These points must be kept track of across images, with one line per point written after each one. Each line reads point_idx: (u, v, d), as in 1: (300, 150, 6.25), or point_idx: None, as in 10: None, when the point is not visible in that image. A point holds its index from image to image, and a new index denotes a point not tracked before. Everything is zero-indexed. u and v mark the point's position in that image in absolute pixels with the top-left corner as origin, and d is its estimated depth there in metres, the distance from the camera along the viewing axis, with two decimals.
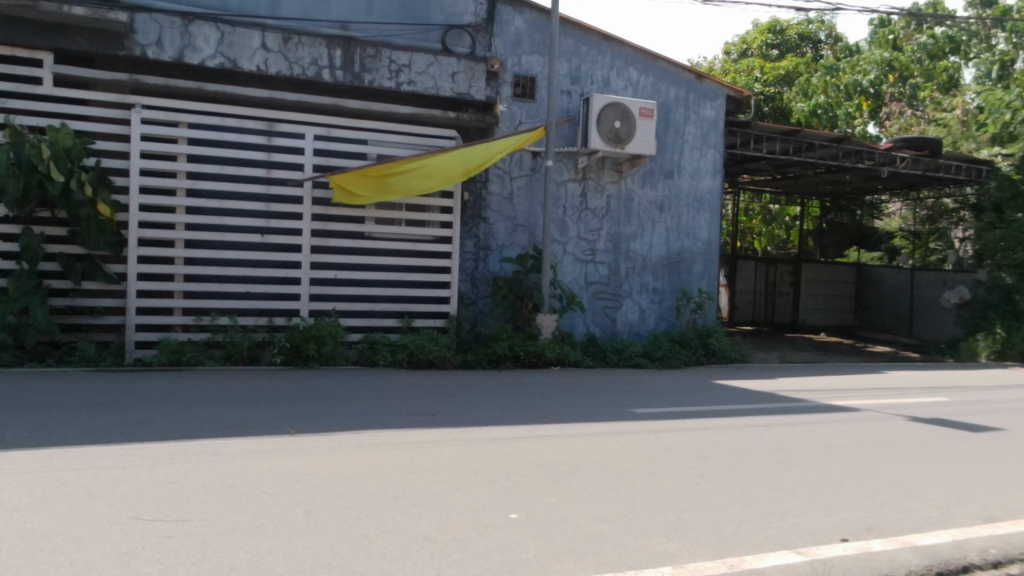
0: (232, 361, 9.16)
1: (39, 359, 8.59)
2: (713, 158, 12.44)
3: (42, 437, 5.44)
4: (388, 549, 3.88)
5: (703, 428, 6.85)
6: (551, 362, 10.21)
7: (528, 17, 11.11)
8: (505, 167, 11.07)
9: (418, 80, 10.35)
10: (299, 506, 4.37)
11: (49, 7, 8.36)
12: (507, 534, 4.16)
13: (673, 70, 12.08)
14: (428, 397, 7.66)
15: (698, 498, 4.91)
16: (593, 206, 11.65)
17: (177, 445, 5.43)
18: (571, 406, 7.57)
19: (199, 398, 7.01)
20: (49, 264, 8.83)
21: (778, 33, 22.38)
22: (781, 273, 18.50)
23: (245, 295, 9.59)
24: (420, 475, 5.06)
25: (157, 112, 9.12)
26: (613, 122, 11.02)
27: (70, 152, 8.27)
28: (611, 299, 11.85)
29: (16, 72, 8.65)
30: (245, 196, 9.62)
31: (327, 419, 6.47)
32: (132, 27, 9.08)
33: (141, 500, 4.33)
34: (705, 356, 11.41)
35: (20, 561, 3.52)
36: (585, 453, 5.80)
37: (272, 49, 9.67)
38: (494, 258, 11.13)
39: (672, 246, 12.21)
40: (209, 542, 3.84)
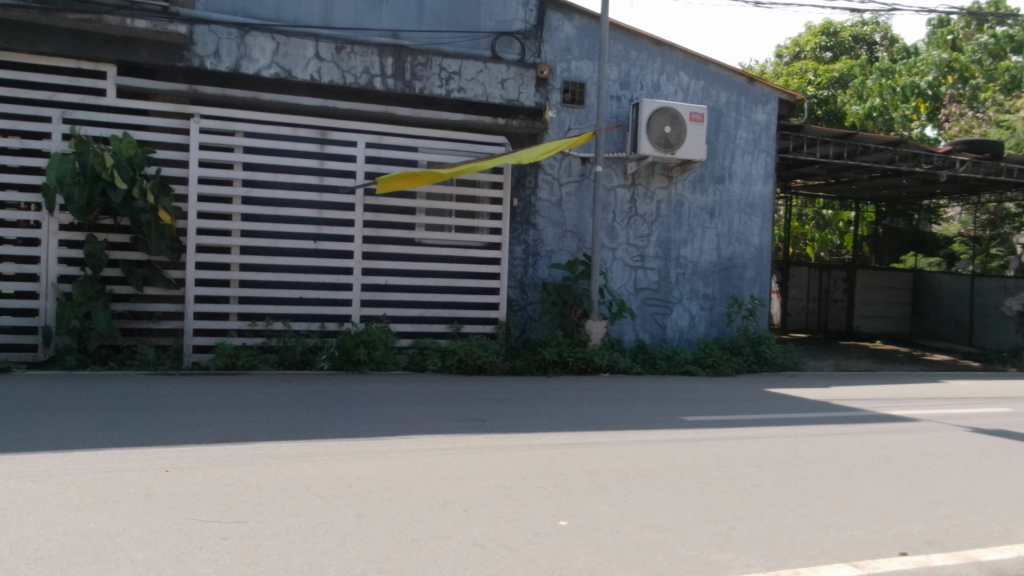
0: (286, 366, 9.31)
1: (102, 362, 8.82)
2: (765, 162, 12.26)
3: (104, 438, 5.61)
4: (439, 554, 3.90)
5: (756, 437, 6.74)
6: (600, 368, 10.16)
7: (578, 24, 11.12)
8: (554, 172, 11.07)
9: (468, 87, 10.41)
10: (351, 510, 4.42)
11: (112, 21, 8.63)
12: (556, 542, 4.15)
13: (723, 74, 11.96)
14: (477, 403, 7.69)
15: (751, 509, 4.83)
16: (643, 212, 11.58)
17: (233, 447, 5.55)
18: (620, 413, 7.53)
19: (253, 402, 7.15)
20: (112, 270, 9.06)
21: (832, 35, 22.08)
22: (835, 279, 18.17)
23: (298, 301, 9.73)
24: (470, 480, 5.08)
25: (214, 121, 9.33)
26: (664, 126, 10.96)
27: (132, 160, 8.53)
28: (661, 305, 11.75)
29: (81, 84, 8.95)
30: (298, 203, 9.78)
31: (378, 423, 6.55)
32: (191, 39, 9.31)
33: (198, 501, 4.43)
34: (757, 364, 11.23)
35: (84, 558, 3.63)
36: (636, 461, 5.76)
37: (325, 58, 9.82)
38: (543, 263, 11.13)
39: (723, 252, 12.07)
40: (263, 544, 3.90)
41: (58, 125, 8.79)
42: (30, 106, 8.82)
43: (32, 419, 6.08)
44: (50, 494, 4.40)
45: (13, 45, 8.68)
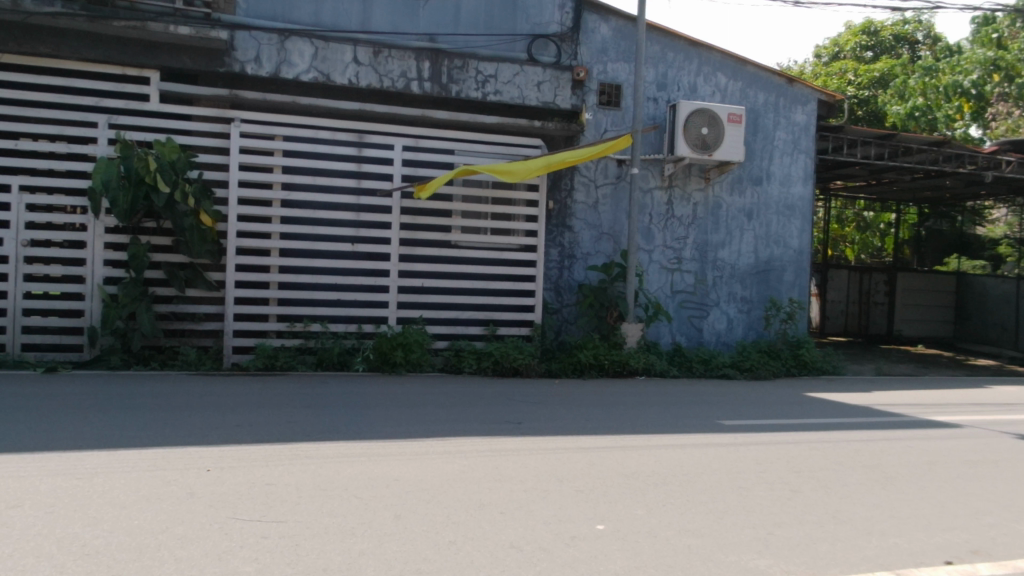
0: (323, 367, 9.40)
1: (144, 362, 8.98)
2: (804, 163, 12.10)
3: (148, 437, 5.72)
4: (476, 556, 3.91)
5: (795, 442, 6.64)
6: (636, 371, 10.11)
7: (615, 25, 11.07)
8: (590, 175, 11.04)
9: (504, 90, 10.44)
10: (389, 511, 4.44)
11: (156, 27, 8.78)
12: (593, 546, 4.13)
13: (762, 75, 11.83)
14: (513, 405, 7.70)
15: (789, 515, 4.76)
16: (680, 214, 11.51)
17: (273, 447, 5.63)
18: (657, 416, 7.48)
19: (292, 403, 7.22)
20: (155, 272, 9.22)
21: (872, 34, 21.79)
22: (876, 282, 17.89)
23: (336, 303, 9.83)
24: (507, 483, 5.08)
25: (254, 126, 9.47)
26: (702, 129, 10.88)
27: (175, 165, 8.62)
28: (698, 308, 11.65)
29: (126, 89, 9.14)
30: (336, 206, 9.87)
31: (414, 424, 6.58)
32: (232, 44, 9.45)
33: (239, 500, 4.49)
34: (796, 367, 11.07)
35: (128, 556, 3.69)
36: (673, 465, 5.71)
37: (363, 63, 9.92)
38: (579, 266, 11.10)
39: (761, 254, 11.93)
40: (302, 543, 3.94)
41: (104, 130, 9.01)
42: (77, 112, 9.02)
43: (79, 419, 6.19)
44: (96, 491, 4.50)
45: (61, 52, 8.88)
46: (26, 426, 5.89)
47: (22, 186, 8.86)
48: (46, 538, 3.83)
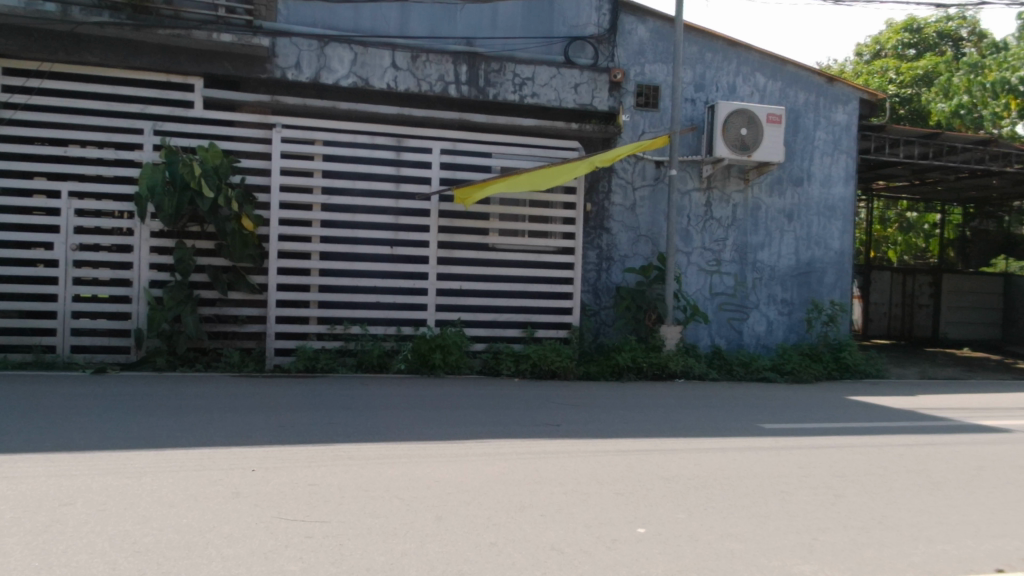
0: (363, 370, 9.50)
1: (189, 364, 9.16)
2: (846, 164, 11.93)
3: (194, 437, 5.82)
4: (518, 558, 3.92)
5: (838, 446, 6.55)
6: (675, 374, 10.04)
7: (652, 26, 11.02)
8: (628, 176, 11.00)
9: (541, 92, 10.42)
10: (430, 513, 4.47)
11: (201, 35, 8.92)
12: (635, 549, 4.11)
13: (802, 74, 11.70)
14: (551, 408, 7.69)
15: (833, 520, 4.69)
16: (719, 215, 11.41)
17: (315, 448, 5.71)
18: (697, 419, 7.44)
19: (333, 404, 7.30)
20: (199, 276, 9.40)
21: (915, 32, 21.41)
22: (920, 283, 17.53)
23: (375, 305, 9.92)
24: (547, 485, 5.09)
25: (295, 131, 9.62)
26: (741, 129, 10.79)
27: (217, 170, 8.79)
28: (738, 310, 11.54)
29: (172, 96, 9.32)
30: (375, 210, 9.97)
31: (454, 426, 6.62)
32: (273, 51, 9.57)
33: (283, 500, 4.55)
34: (838, 371, 10.90)
35: (178, 553, 3.76)
36: (713, 468, 5.67)
37: (401, 68, 9.99)
38: (616, 268, 11.05)
39: (802, 256, 11.78)
40: (346, 543, 3.98)
41: (149, 137, 9.23)
42: (124, 119, 9.23)
43: (126, 419, 6.32)
44: (146, 490, 4.60)
45: (109, 60, 9.07)
46: (79, 425, 6.05)
47: (71, 192, 9.08)
48: (98, 536, 3.92)
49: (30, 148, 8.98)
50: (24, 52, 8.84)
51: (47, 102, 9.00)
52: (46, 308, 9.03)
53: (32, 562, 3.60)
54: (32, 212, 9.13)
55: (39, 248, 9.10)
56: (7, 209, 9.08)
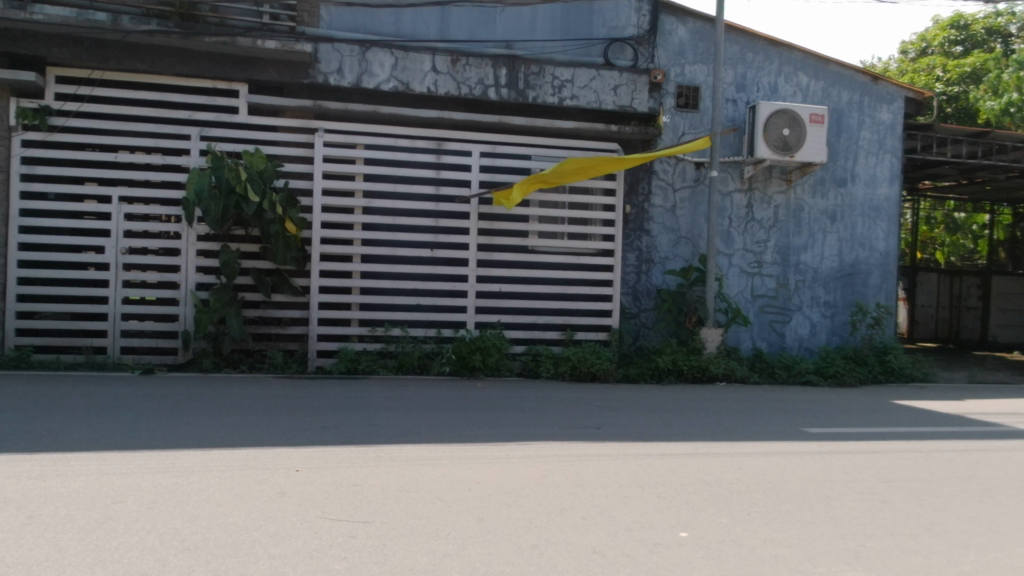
0: (404, 371, 9.56)
1: (234, 365, 9.34)
2: (891, 163, 11.71)
3: (240, 437, 5.93)
4: (560, 560, 3.92)
5: (885, 451, 6.42)
6: (716, 377, 9.93)
7: (693, 27, 10.95)
8: (668, 178, 10.94)
9: (581, 94, 10.40)
10: (472, 514, 4.49)
11: (245, 42, 9.03)
12: (677, 553, 4.09)
13: (845, 73, 11.52)
14: (591, 410, 7.67)
15: (880, 526, 4.61)
16: (761, 217, 11.29)
17: (357, 448, 5.76)
18: (740, 422, 7.38)
19: (375, 406, 7.38)
20: (244, 278, 9.56)
21: (962, 28, 20.97)
22: (967, 285, 17.15)
23: (416, 307, 10.01)
24: (588, 488, 5.08)
25: (337, 135, 9.75)
26: (783, 129, 10.66)
27: (262, 174, 8.93)
28: (780, 313, 11.41)
29: (217, 102, 9.50)
30: (416, 213, 10.06)
31: (495, 428, 6.65)
32: (316, 57, 9.69)
33: (327, 500, 4.60)
34: (883, 374, 10.72)
35: (225, 552, 3.82)
36: (757, 472, 5.61)
37: (441, 71, 10.06)
38: (656, 270, 10.98)
39: (846, 257, 11.59)
40: (389, 543, 4.02)
41: (196, 142, 9.43)
42: (171, 125, 9.43)
43: (173, 419, 6.46)
44: (194, 489, 4.68)
45: (157, 68, 9.26)
46: (129, 425, 6.19)
47: (121, 197, 9.31)
48: (149, 533, 4.01)
49: (82, 154, 9.22)
50: (76, 60, 9.05)
51: (99, 109, 9.23)
52: (96, 310, 9.25)
53: (86, 558, 3.70)
54: (83, 216, 9.36)
55: (90, 252, 9.33)
56: (59, 213, 9.33)
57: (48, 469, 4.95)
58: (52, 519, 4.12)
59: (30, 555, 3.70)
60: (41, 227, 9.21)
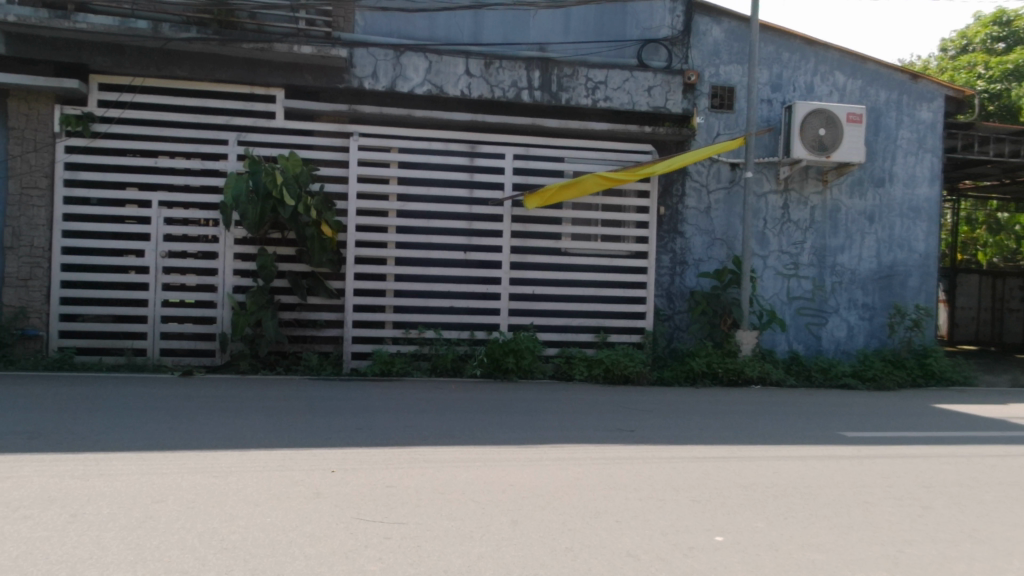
0: (437, 373, 9.61)
1: (271, 367, 9.45)
2: (931, 163, 11.51)
3: (277, 438, 6.01)
4: (594, 563, 3.91)
5: (925, 456, 6.31)
6: (752, 380, 9.82)
7: (727, 27, 10.86)
8: (702, 179, 10.85)
9: (614, 96, 10.37)
10: (506, 516, 4.49)
11: (282, 48, 9.14)
12: (713, 557, 4.06)
13: (883, 72, 11.35)
14: (625, 413, 7.64)
15: (922, 532, 4.54)
16: (796, 218, 11.16)
17: (392, 450, 5.79)
18: (776, 426, 7.29)
19: (409, 407, 7.42)
20: (280, 281, 9.67)
21: (1005, 25, 20.52)
22: (1010, 287, 16.84)
23: (449, 310, 10.05)
24: (622, 491, 5.06)
25: (371, 139, 9.83)
26: (819, 129, 10.54)
27: (298, 178, 9.00)
28: (817, 315, 11.27)
29: (255, 107, 9.64)
30: (450, 216, 10.11)
31: (529, 430, 6.66)
32: (351, 61, 9.80)
33: (361, 501, 4.64)
34: (923, 377, 10.52)
35: (263, 551, 3.87)
36: (794, 477, 5.54)
37: (475, 74, 10.10)
38: (690, 272, 10.90)
39: (884, 258, 11.41)
40: (424, 544, 4.05)
41: (234, 147, 9.57)
42: (210, 130, 9.58)
43: (212, 419, 6.56)
44: (231, 489, 4.74)
45: (196, 74, 9.42)
46: (169, 426, 6.29)
47: (162, 202, 9.47)
48: (188, 532, 4.07)
49: (123, 159, 9.40)
50: (118, 68, 9.25)
51: (140, 115, 9.41)
52: (137, 312, 9.43)
53: (128, 556, 3.76)
54: (125, 220, 9.54)
55: (131, 255, 9.50)
56: (102, 218, 9.52)
57: (91, 468, 5.05)
58: (95, 518, 4.21)
59: (75, 552, 3.78)
60: (84, 231, 9.41)
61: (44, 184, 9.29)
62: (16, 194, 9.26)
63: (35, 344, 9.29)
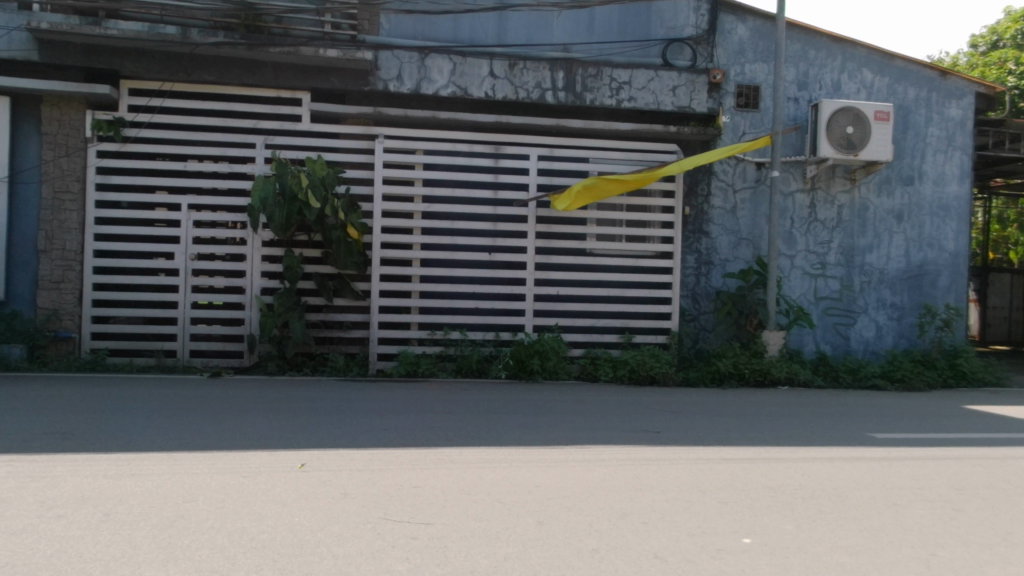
0: (463, 374, 9.64)
1: (298, 368, 9.53)
2: (961, 161, 11.35)
3: (305, 438, 6.06)
4: (620, 564, 3.91)
5: (957, 458, 6.23)
6: (779, 381, 9.74)
7: (752, 25, 10.79)
8: (728, 179, 10.79)
9: (639, 96, 10.33)
10: (532, 517, 4.50)
11: (308, 52, 9.20)
12: (741, 559, 4.03)
13: (912, 69, 11.21)
14: (651, 414, 7.61)
15: (954, 535, 4.48)
16: (824, 217, 11.06)
17: (418, 451, 5.82)
18: (804, 428, 7.22)
19: (434, 408, 7.44)
20: (306, 283, 9.74)
21: None
22: None
23: (474, 311, 10.07)
24: (649, 492, 5.04)
25: (396, 141, 9.87)
26: (846, 128, 10.43)
27: (324, 180, 9.06)
28: (844, 315, 11.16)
29: (281, 111, 9.73)
30: (474, 217, 10.13)
31: (554, 431, 6.65)
32: (376, 64, 9.84)
33: (388, 501, 4.67)
34: (954, 378, 10.39)
35: (292, 551, 3.91)
36: (823, 479, 5.49)
37: (499, 76, 10.12)
38: (716, 273, 10.84)
39: (913, 258, 11.27)
40: (450, 545, 4.06)
41: (261, 150, 9.65)
42: (237, 133, 9.68)
43: (240, 420, 6.63)
44: (259, 489, 4.79)
45: (223, 78, 9.52)
46: (199, 426, 6.37)
47: (190, 205, 9.58)
48: (218, 532, 4.12)
49: (153, 163, 9.52)
50: (148, 73, 9.37)
51: (168, 119, 9.53)
52: (167, 314, 9.54)
53: (159, 555, 3.81)
54: (154, 223, 9.66)
55: (160, 258, 9.61)
56: (132, 221, 9.64)
57: (123, 468, 5.12)
58: (127, 517, 4.27)
59: (107, 551, 3.84)
60: (114, 234, 9.54)
61: (76, 189, 9.46)
62: (49, 199, 9.43)
63: (67, 346, 9.44)
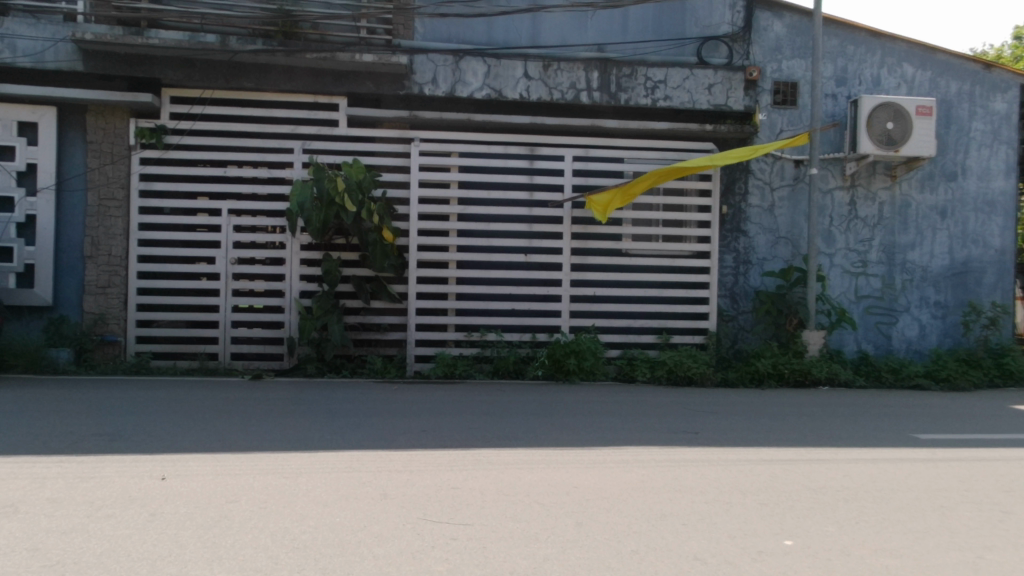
0: (499, 375, 9.67)
1: (336, 370, 9.62)
2: (1006, 155, 11.10)
3: (347, 439, 6.14)
4: (658, 566, 3.89)
5: (1005, 460, 6.08)
6: (820, 381, 9.62)
7: (789, 21, 10.67)
8: (765, 176, 10.68)
9: (674, 95, 10.27)
10: (570, 518, 4.51)
11: (344, 57, 9.31)
12: (782, 561, 4.00)
13: (954, 62, 10.99)
14: (689, 415, 7.55)
15: (1002, 538, 4.38)
16: (864, 214, 10.89)
17: (456, 452, 5.85)
18: (846, 428, 7.12)
19: (472, 410, 7.48)
20: (344, 286, 9.84)
21: None
22: None
23: (510, 312, 10.10)
24: (688, 493, 5.01)
25: (432, 144, 9.94)
26: (885, 124, 10.28)
27: (361, 184, 9.10)
28: (887, 314, 10.97)
29: (318, 116, 9.84)
30: (510, 218, 10.15)
31: (592, 432, 6.64)
32: (411, 68, 9.91)
33: (427, 502, 4.70)
34: (1000, 378, 10.16)
35: (333, 551, 3.96)
36: (866, 480, 5.41)
37: (533, 77, 10.13)
38: (754, 272, 10.72)
39: (957, 255, 11.05)
40: (489, 545, 4.08)
41: (299, 155, 9.77)
42: (276, 139, 9.81)
43: (283, 421, 6.74)
44: (300, 490, 4.85)
45: (261, 85, 9.67)
46: (241, 428, 6.47)
47: (230, 210, 9.74)
48: (262, 531, 4.19)
49: (194, 170, 9.69)
50: (189, 81, 9.55)
51: (209, 126, 9.70)
52: (208, 317, 9.71)
53: (204, 554, 3.88)
54: (196, 228, 9.83)
55: (202, 262, 9.79)
56: (174, 226, 9.83)
57: (169, 469, 5.24)
58: (172, 517, 4.35)
59: (154, 550, 3.92)
60: (157, 240, 9.73)
61: (121, 196, 9.66)
62: (94, 206, 9.64)
63: (113, 349, 9.65)
